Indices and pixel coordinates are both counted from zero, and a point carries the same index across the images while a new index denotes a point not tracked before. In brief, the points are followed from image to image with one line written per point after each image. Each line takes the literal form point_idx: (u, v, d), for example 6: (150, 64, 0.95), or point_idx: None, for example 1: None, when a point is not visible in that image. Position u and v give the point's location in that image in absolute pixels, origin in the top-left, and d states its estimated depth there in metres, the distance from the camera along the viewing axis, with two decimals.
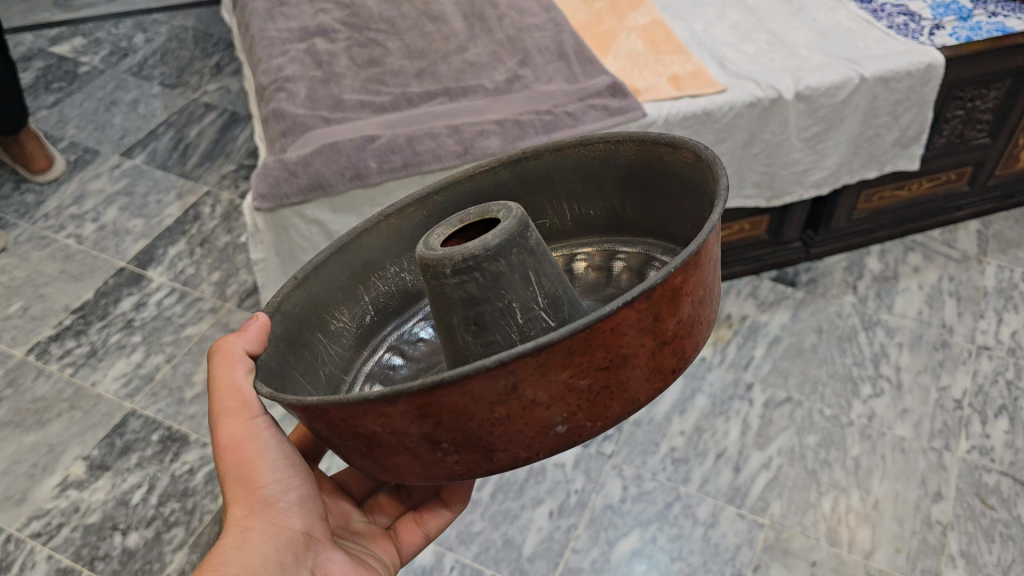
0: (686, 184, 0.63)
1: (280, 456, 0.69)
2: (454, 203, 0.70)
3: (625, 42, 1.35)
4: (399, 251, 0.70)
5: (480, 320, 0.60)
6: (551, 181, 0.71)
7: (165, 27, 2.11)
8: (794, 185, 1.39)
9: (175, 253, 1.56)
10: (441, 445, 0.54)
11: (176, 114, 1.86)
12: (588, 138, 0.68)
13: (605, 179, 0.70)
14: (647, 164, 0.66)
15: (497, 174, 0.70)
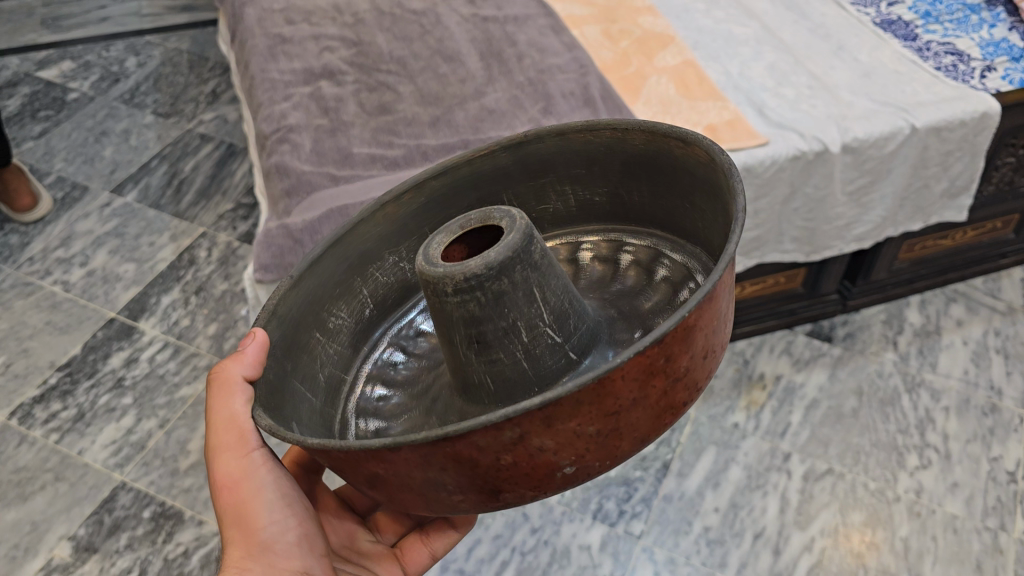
0: (698, 181, 0.63)
1: (277, 495, 0.72)
2: (455, 186, 0.71)
3: (656, 86, 1.24)
4: (393, 240, 0.72)
5: (485, 339, 0.59)
6: (553, 165, 0.72)
7: (159, 51, 2.01)
8: (835, 240, 1.30)
9: (169, 302, 1.46)
10: (445, 488, 0.53)
11: (170, 146, 1.76)
12: (594, 125, 0.67)
13: (611, 165, 0.71)
14: (655, 155, 0.66)
15: (497, 157, 0.71)
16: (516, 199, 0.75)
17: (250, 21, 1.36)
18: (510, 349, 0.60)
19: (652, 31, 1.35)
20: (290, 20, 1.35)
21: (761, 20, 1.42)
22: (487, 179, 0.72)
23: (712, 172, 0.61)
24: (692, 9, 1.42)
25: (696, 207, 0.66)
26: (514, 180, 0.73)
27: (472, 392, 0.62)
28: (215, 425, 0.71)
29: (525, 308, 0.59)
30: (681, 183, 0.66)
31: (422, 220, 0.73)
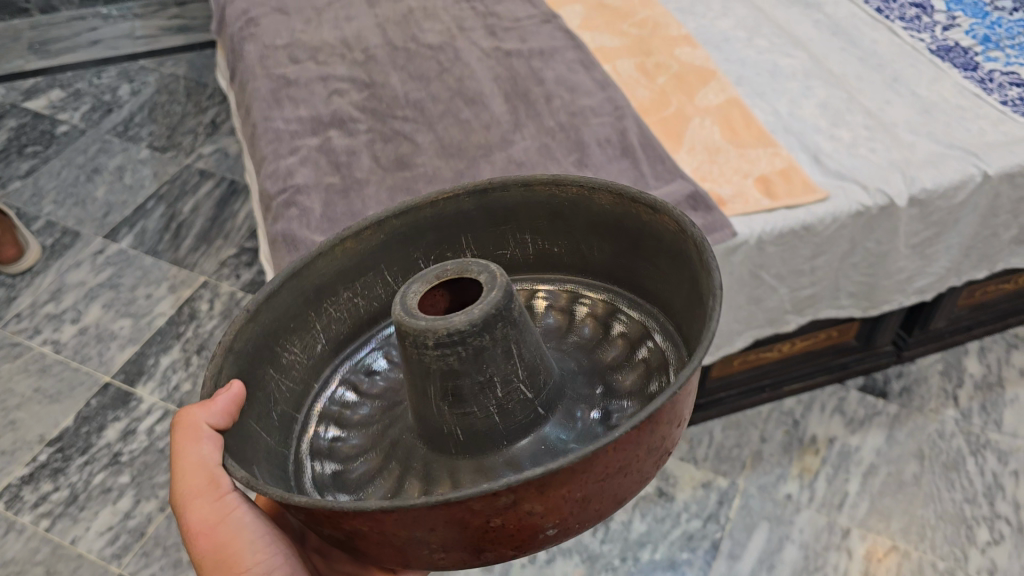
0: (663, 246, 0.59)
1: (259, 537, 0.62)
2: (416, 226, 0.64)
3: (699, 130, 1.13)
4: (352, 276, 0.64)
5: (458, 389, 0.55)
6: (515, 215, 0.66)
7: (154, 77, 1.89)
8: (895, 294, 1.18)
9: (169, 363, 1.35)
10: (428, 548, 0.46)
11: (167, 184, 1.65)
12: (560, 179, 0.62)
13: (573, 219, 0.65)
14: (620, 218, 0.62)
15: (459, 203, 0.64)
16: (476, 245, 0.67)
17: (250, 59, 1.24)
18: (482, 402, 0.56)
19: (690, 65, 1.23)
20: (294, 58, 1.23)
21: (807, 48, 1.30)
22: (452, 222, 0.65)
23: (680, 242, 0.57)
24: (731, 37, 1.30)
25: (656, 269, 0.61)
26: (477, 227, 0.66)
27: (436, 441, 0.57)
28: (181, 468, 0.61)
29: (495, 368, 0.55)
30: (645, 246, 0.62)
31: (380, 258, 0.65)
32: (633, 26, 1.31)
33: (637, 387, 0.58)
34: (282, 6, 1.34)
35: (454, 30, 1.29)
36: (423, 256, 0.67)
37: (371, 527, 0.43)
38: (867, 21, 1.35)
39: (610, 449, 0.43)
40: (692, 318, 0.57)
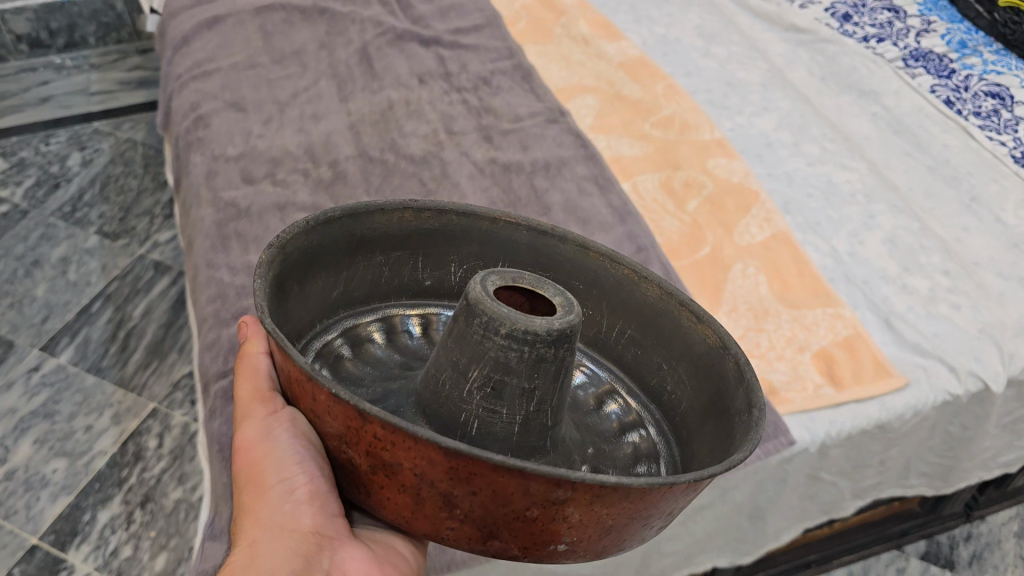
0: (692, 351, 0.64)
1: (284, 451, 0.57)
2: (462, 228, 0.68)
3: (741, 281, 0.91)
4: (394, 246, 0.68)
5: (500, 386, 0.57)
6: (560, 267, 0.69)
7: (108, 143, 1.68)
8: (977, 470, 0.96)
9: (107, 519, 1.16)
10: (451, 510, 0.50)
11: (116, 281, 1.44)
12: (619, 257, 0.67)
13: (608, 295, 0.69)
14: (661, 316, 0.66)
15: (515, 231, 0.68)
16: None
17: (196, 175, 1.03)
18: (514, 407, 0.58)
19: (727, 184, 1.02)
20: (248, 175, 1.02)
21: (865, 156, 1.09)
22: (484, 236, 0.69)
23: (713, 355, 0.62)
24: (776, 141, 1.09)
25: (671, 371, 0.66)
26: (508, 252, 0.69)
27: (449, 425, 0.59)
28: (243, 392, 0.62)
29: (532, 378, 0.57)
30: (671, 347, 0.66)
31: (418, 243, 0.68)
32: (655, 127, 1.10)
33: (627, 463, 0.63)
34: (237, 99, 1.13)
35: (442, 132, 1.08)
36: (456, 260, 0.70)
37: (408, 462, 0.48)
38: (934, 116, 1.14)
39: (647, 494, 0.48)
40: (700, 422, 0.62)
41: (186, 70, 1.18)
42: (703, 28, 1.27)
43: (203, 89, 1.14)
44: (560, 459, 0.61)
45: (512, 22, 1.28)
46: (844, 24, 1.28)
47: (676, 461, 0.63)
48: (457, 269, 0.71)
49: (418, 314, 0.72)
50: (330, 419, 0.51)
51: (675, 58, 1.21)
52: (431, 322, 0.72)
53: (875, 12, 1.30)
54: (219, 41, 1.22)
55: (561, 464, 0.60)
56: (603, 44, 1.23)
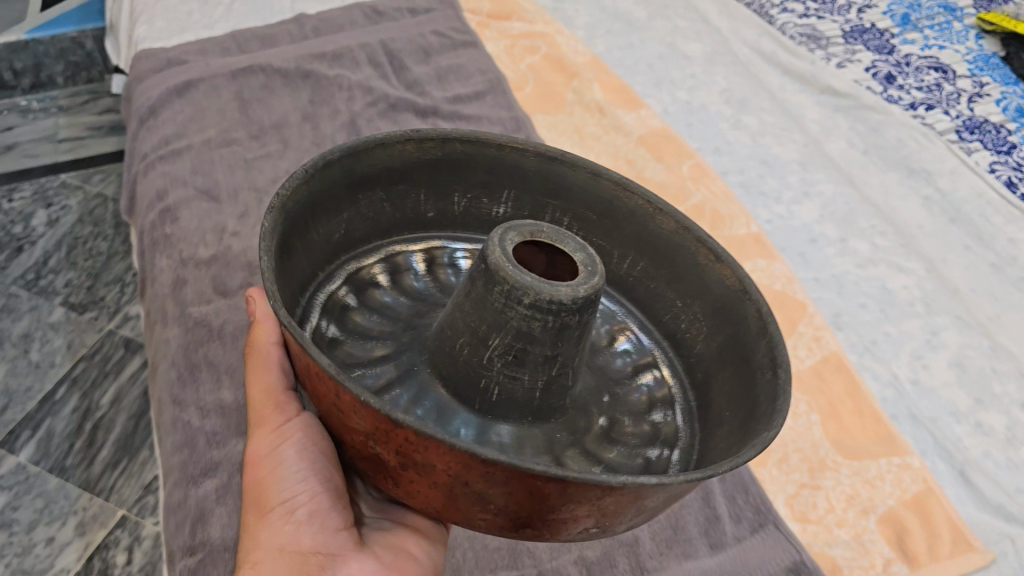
0: (708, 291, 0.63)
1: (292, 458, 0.59)
2: (471, 156, 0.67)
3: (790, 422, 0.80)
4: (401, 174, 0.66)
5: (522, 353, 0.55)
6: (568, 192, 0.69)
7: (76, 199, 1.54)
8: None
9: None
10: (486, 505, 0.46)
11: (84, 362, 1.30)
12: (632, 187, 0.66)
13: (619, 224, 0.69)
14: (677, 247, 0.66)
15: (523, 158, 0.67)
16: (513, 202, 0.71)
17: (162, 284, 0.90)
18: (535, 372, 0.56)
19: (768, 292, 0.90)
20: (222, 285, 0.89)
21: (921, 253, 0.96)
22: (490, 169, 0.68)
23: (732, 296, 0.61)
24: (820, 237, 0.96)
25: (687, 310, 0.66)
26: (516, 182, 0.69)
27: (465, 386, 0.57)
28: (253, 399, 0.64)
29: (550, 344, 0.55)
30: (685, 283, 0.66)
31: (424, 174, 0.67)
32: None
33: (642, 411, 0.63)
34: (210, 185, 1.00)
35: None
36: (459, 191, 0.70)
37: (442, 463, 0.43)
38: (996, 204, 1.02)
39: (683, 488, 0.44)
40: (717, 365, 0.62)
41: (153, 148, 1.05)
42: (729, 93, 1.14)
43: (172, 173, 1.01)
44: (578, 413, 0.60)
45: (517, 86, 1.14)
46: (887, 88, 1.15)
47: (693, 407, 0.64)
48: (464, 199, 0.71)
49: (421, 250, 0.72)
50: (354, 414, 0.46)
51: (701, 131, 1.09)
52: (435, 257, 0.72)
53: (920, 71, 1.18)
54: (190, 112, 1.09)
55: (578, 427, 0.59)
56: (620, 113, 1.10)
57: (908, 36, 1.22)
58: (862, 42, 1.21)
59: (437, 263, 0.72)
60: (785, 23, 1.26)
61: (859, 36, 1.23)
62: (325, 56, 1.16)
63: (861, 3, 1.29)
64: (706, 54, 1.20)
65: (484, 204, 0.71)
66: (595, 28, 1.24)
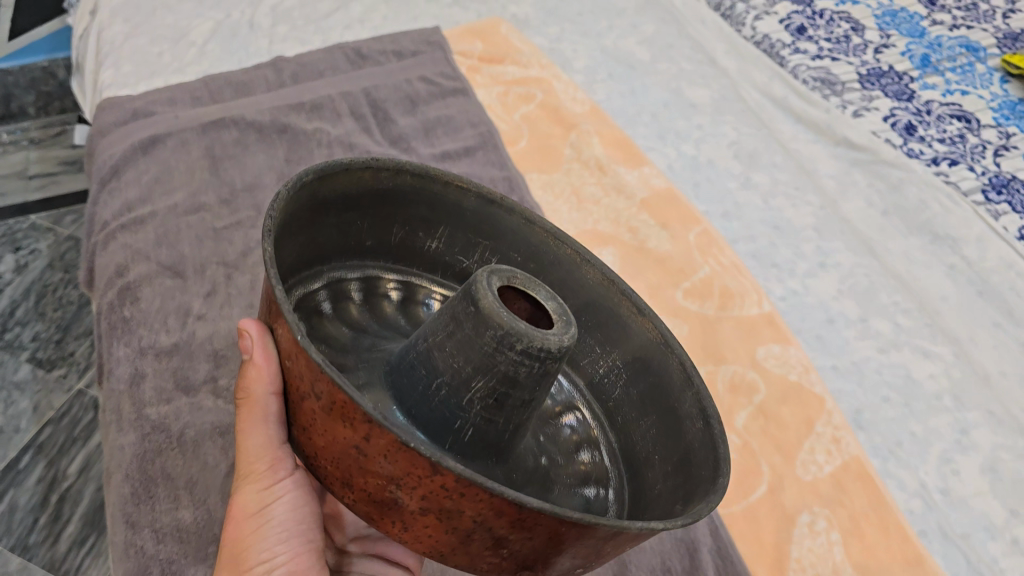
0: (632, 344, 0.60)
1: (285, 516, 0.60)
2: (418, 189, 0.59)
3: (810, 543, 0.72)
4: (354, 202, 0.56)
5: (503, 398, 0.49)
6: (498, 236, 0.63)
7: (46, 243, 1.45)
8: None
9: None
10: (494, 550, 0.44)
11: (50, 427, 1.22)
12: (565, 236, 0.62)
13: (545, 271, 0.64)
14: (598, 301, 0.62)
15: (462, 197, 0.61)
16: (444, 240, 0.63)
17: (118, 378, 0.82)
18: (511, 416, 0.50)
19: (783, 386, 0.82)
20: (184, 381, 0.81)
21: (948, 333, 0.89)
22: (436, 202, 0.61)
23: (653, 350, 0.59)
24: (838, 317, 0.89)
25: (607, 354, 0.62)
26: (455, 221, 0.62)
27: (437, 430, 0.50)
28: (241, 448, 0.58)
29: (532, 390, 0.50)
30: (605, 332, 0.62)
31: (375, 204, 0.58)
32: (689, 297, 0.89)
33: (579, 480, 0.55)
34: (175, 259, 0.92)
35: None
36: (400, 224, 0.61)
37: (473, 510, 0.41)
38: None
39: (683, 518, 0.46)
40: (638, 414, 0.59)
41: (113, 216, 0.97)
42: (739, 146, 1.05)
43: (133, 245, 0.93)
44: (528, 470, 0.53)
45: (510, 141, 1.05)
46: (907, 140, 1.07)
47: (617, 454, 0.59)
48: (400, 233, 0.61)
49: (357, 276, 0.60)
50: (381, 457, 0.41)
51: (709, 191, 1.00)
52: (370, 286, 0.60)
53: (942, 121, 1.10)
54: (156, 172, 1.01)
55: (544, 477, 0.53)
56: (620, 171, 1.01)
57: (928, 80, 1.15)
58: (880, 87, 1.14)
59: (375, 297, 0.60)
60: (797, 65, 1.18)
61: (876, 80, 1.15)
62: (303, 106, 1.07)
63: (878, 42, 1.20)
64: (713, 102, 1.11)
65: (417, 239, 0.62)
66: (595, 71, 1.15)
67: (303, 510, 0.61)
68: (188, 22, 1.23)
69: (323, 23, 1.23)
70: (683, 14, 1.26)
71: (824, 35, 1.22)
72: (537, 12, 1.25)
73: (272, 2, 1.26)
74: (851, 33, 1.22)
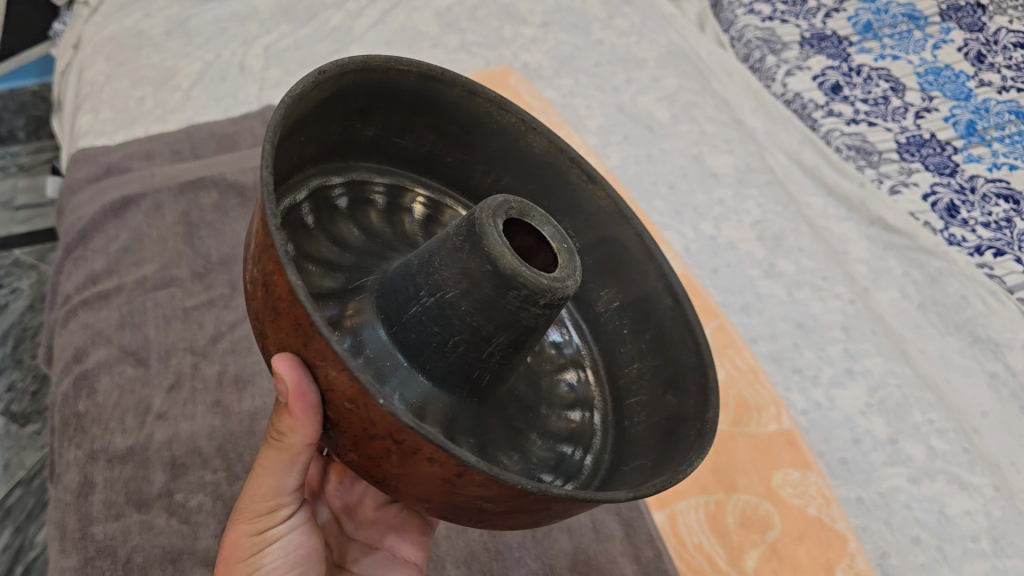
0: (583, 216, 0.57)
1: (281, 564, 0.52)
2: (362, 85, 0.46)
3: None
4: (297, 123, 0.42)
5: (522, 343, 0.43)
6: (437, 112, 0.53)
7: (28, 281, 1.40)
8: None
9: None
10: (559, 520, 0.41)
11: (19, 488, 1.15)
12: (507, 104, 0.54)
13: (484, 144, 0.56)
14: (545, 169, 0.57)
15: (404, 79, 0.48)
16: (380, 125, 0.51)
17: (66, 487, 0.75)
18: (522, 357, 0.45)
19: (800, 518, 0.73)
20: (137, 494, 0.74)
21: (988, 460, 0.79)
22: (385, 90, 0.48)
23: (604, 220, 0.56)
24: (865, 438, 0.79)
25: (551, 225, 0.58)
26: (392, 105, 0.50)
27: (452, 380, 0.43)
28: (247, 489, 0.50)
29: (546, 327, 0.44)
30: (552, 199, 0.58)
31: (317, 115, 0.44)
32: None
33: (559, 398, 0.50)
34: (139, 343, 0.84)
35: None
36: (338, 125, 0.47)
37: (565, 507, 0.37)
38: None
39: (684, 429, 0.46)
40: (595, 282, 0.57)
41: (77, 289, 0.89)
42: (763, 227, 0.96)
43: (95, 325, 0.86)
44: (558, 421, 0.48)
45: None
46: (949, 224, 0.99)
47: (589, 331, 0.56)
48: (340, 128, 0.47)
49: (306, 197, 0.46)
50: (473, 487, 0.35)
51: (729, 280, 0.91)
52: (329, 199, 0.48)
53: (988, 201, 1.02)
54: (126, 239, 0.93)
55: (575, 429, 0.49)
56: None
57: (973, 151, 1.07)
58: (920, 159, 1.06)
59: (325, 211, 0.47)
60: (830, 130, 1.11)
61: (916, 150, 1.07)
62: None
63: (919, 105, 1.13)
64: (737, 171, 1.02)
65: (353, 130, 0.49)
66: (609, 131, 1.06)
67: (303, 548, 0.53)
68: (174, 62, 1.14)
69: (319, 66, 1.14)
70: (708, 65, 1.17)
71: (862, 95, 1.15)
72: (550, 61, 1.16)
73: (266, 41, 1.17)
74: (890, 94, 1.14)
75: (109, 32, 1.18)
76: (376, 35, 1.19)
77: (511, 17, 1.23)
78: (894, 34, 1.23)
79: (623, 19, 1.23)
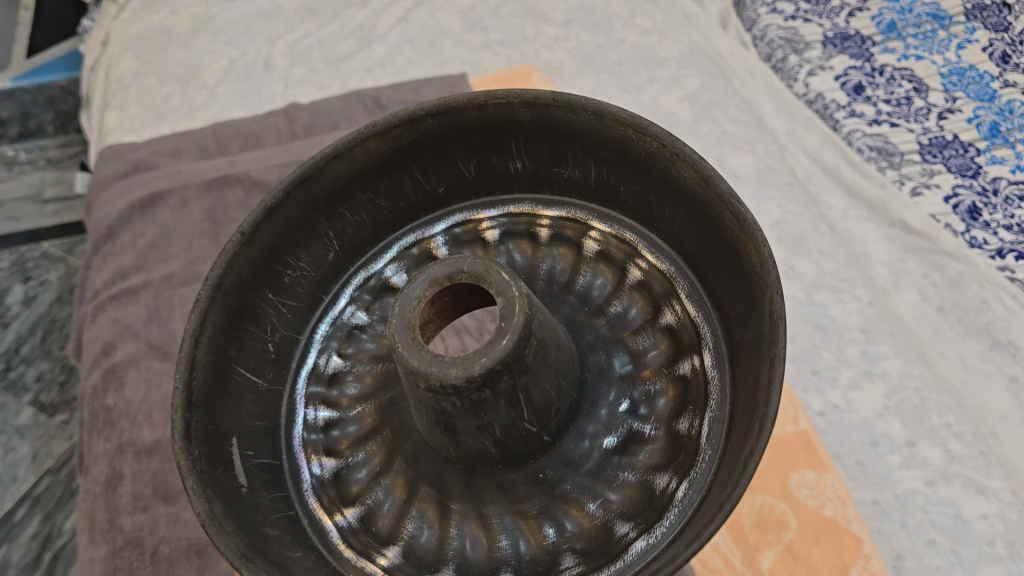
0: (738, 275, 0.44)
1: None
2: (456, 128, 0.52)
3: None
4: (388, 172, 0.53)
5: (454, 424, 0.44)
6: (582, 138, 0.51)
7: (57, 273, 1.43)
8: None
9: None
10: None
11: (48, 477, 1.17)
12: (643, 126, 0.47)
13: (649, 172, 0.49)
14: (699, 205, 0.46)
15: (513, 111, 0.51)
16: (527, 154, 0.53)
17: (95, 479, 0.77)
18: (479, 437, 0.45)
19: (811, 506, 0.74)
20: (164, 487, 0.75)
21: (1007, 463, 0.79)
22: (417, 147, 0.52)
23: (756, 284, 0.42)
24: (882, 441, 0.79)
25: (723, 277, 0.46)
26: (522, 136, 0.52)
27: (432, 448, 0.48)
28: None
29: (486, 415, 0.44)
30: (714, 245, 0.47)
31: (410, 158, 0.53)
32: None
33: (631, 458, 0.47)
34: (165, 338, 0.86)
35: None
36: (463, 158, 0.54)
37: None
38: None
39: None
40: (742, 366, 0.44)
41: (105, 285, 0.92)
42: (783, 228, 0.96)
43: (123, 320, 0.88)
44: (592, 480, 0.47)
45: None
46: (970, 226, 0.99)
47: (724, 347, 0.46)
48: (472, 166, 0.55)
49: (443, 231, 0.56)
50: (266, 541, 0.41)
51: None
52: (471, 230, 0.56)
53: (1011, 203, 1.01)
54: (153, 235, 0.95)
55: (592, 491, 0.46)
56: None
57: (997, 153, 1.06)
58: (942, 160, 1.06)
59: (463, 241, 0.56)
60: (851, 131, 1.11)
61: (939, 151, 1.07)
62: None
63: (942, 106, 1.12)
64: (758, 172, 1.02)
65: (455, 170, 0.55)
66: None
67: None
68: (201, 59, 1.16)
69: (343, 64, 1.15)
70: (730, 65, 1.17)
71: (884, 95, 1.14)
72: (571, 61, 1.17)
73: (291, 38, 1.18)
74: (913, 94, 1.14)
75: (137, 30, 1.21)
76: (400, 33, 1.20)
77: (533, 15, 1.23)
78: (918, 34, 1.22)
79: (645, 17, 1.23)
